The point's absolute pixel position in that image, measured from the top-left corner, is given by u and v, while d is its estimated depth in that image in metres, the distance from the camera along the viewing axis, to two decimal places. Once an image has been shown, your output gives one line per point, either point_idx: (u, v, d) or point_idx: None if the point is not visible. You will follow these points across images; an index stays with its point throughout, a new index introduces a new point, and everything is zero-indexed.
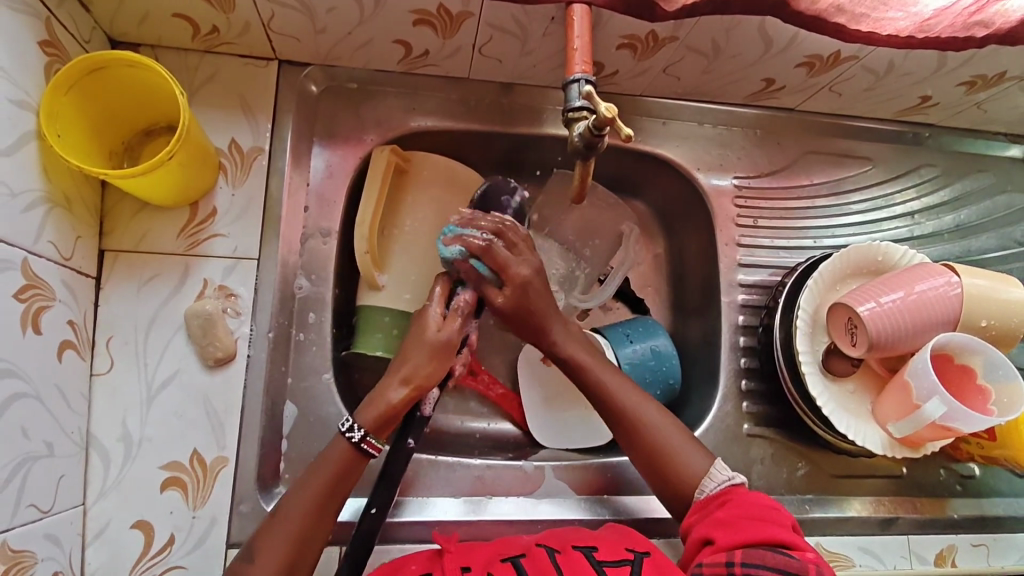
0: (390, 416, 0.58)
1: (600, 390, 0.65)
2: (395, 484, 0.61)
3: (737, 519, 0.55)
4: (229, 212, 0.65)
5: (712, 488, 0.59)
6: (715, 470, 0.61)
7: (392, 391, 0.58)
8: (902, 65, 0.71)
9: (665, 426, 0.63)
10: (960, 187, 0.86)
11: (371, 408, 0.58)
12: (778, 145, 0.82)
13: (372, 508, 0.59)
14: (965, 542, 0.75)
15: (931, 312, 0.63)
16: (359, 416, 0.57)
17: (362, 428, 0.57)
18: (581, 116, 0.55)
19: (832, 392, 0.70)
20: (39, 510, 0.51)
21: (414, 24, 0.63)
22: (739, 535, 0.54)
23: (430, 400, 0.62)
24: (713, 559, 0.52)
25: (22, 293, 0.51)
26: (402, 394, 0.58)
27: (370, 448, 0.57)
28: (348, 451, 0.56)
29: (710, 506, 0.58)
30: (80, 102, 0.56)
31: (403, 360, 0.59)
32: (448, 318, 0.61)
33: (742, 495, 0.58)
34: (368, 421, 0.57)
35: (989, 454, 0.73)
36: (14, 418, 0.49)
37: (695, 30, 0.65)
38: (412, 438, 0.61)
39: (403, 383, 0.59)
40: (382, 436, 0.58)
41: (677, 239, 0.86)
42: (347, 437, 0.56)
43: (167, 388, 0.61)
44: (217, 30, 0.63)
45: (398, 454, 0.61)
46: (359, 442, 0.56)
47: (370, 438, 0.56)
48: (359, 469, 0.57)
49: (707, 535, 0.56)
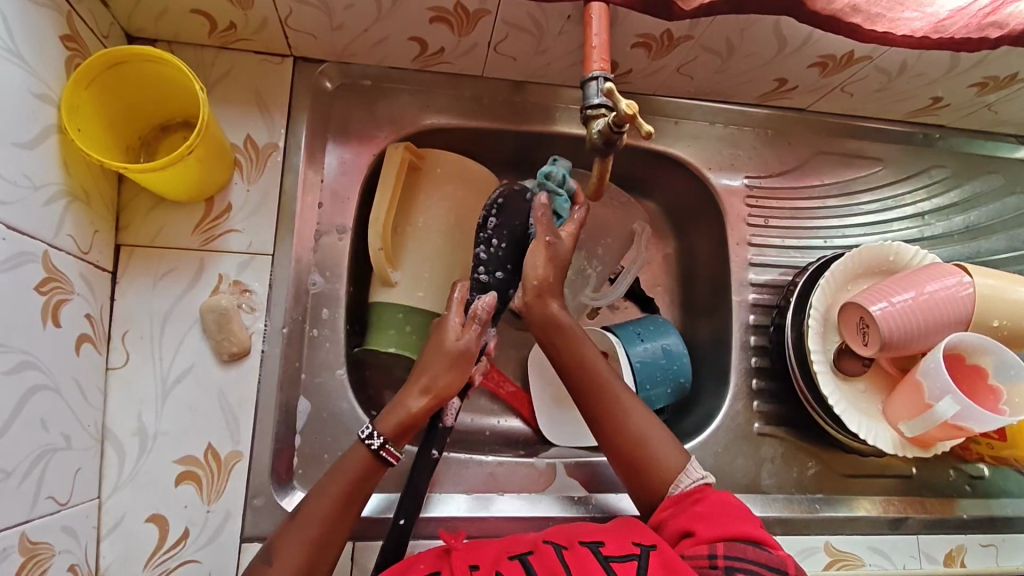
0: (411, 424, 0.59)
1: (591, 378, 0.65)
2: (420, 496, 0.61)
3: (716, 515, 0.55)
4: (244, 208, 0.65)
5: (687, 485, 0.59)
6: (689, 468, 0.60)
7: (412, 400, 0.60)
8: (915, 66, 0.71)
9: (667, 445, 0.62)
10: (970, 188, 0.87)
11: (391, 417, 0.59)
12: (789, 145, 0.83)
13: (400, 519, 0.60)
14: (975, 542, 0.75)
15: (944, 312, 0.64)
16: (378, 425, 0.58)
17: (381, 436, 0.57)
18: (600, 113, 0.56)
19: (843, 391, 0.70)
20: (57, 502, 0.52)
21: (430, 22, 0.64)
22: (718, 529, 0.53)
23: (451, 410, 0.63)
24: (693, 552, 0.52)
25: (42, 286, 0.51)
26: (422, 403, 0.60)
27: (388, 456, 0.57)
28: (368, 458, 0.57)
29: (684, 502, 0.58)
30: (98, 96, 0.56)
31: (422, 370, 0.61)
32: (467, 327, 0.63)
33: (717, 495, 0.57)
34: (389, 428, 0.58)
35: (999, 455, 0.73)
36: (33, 410, 0.49)
37: (710, 29, 0.65)
38: (435, 449, 0.63)
39: (422, 391, 0.60)
40: (400, 444, 0.59)
41: (688, 239, 0.86)
42: (366, 443, 0.57)
43: (183, 382, 0.61)
44: (234, 27, 0.64)
45: (422, 465, 0.62)
46: (379, 449, 0.57)
47: (389, 446, 0.57)
48: (377, 474, 0.58)
49: (685, 530, 0.55)
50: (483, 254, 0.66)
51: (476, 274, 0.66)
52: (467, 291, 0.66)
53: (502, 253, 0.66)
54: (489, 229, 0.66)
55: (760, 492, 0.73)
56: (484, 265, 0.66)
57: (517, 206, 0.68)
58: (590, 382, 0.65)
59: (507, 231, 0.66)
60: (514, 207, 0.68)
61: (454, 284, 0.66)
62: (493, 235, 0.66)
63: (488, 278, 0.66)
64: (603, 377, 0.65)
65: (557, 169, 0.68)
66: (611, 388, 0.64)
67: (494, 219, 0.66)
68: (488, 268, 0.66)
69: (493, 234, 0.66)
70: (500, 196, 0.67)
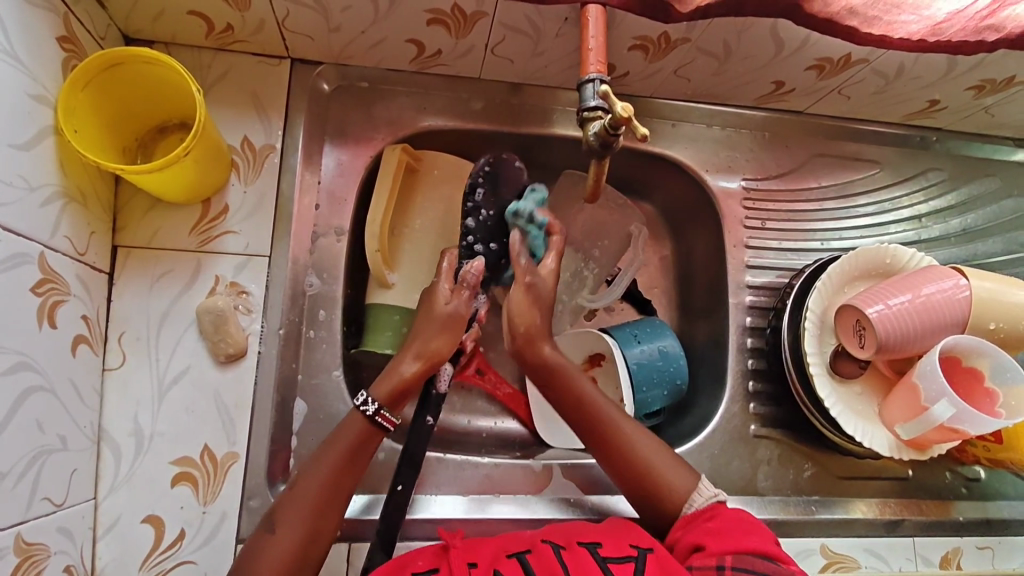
0: (405, 389, 0.60)
1: (585, 408, 0.65)
2: (418, 464, 0.60)
3: (730, 529, 0.55)
4: (241, 209, 0.65)
5: (700, 503, 0.59)
6: (702, 486, 0.60)
7: (405, 365, 0.61)
8: (912, 68, 0.71)
9: (670, 462, 0.62)
10: (967, 191, 0.87)
11: (384, 383, 0.59)
12: (786, 147, 0.83)
13: (399, 485, 0.59)
14: (970, 545, 0.75)
15: (939, 316, 0.64)
16: (372, 391, 0.59)
17: (375, 401, 0.58)
18: (596, 116, 0.56)
19: (840, 394, 0.70)
20: (53, 503, 0.52)
21: (428, 24, 0.64)
22: (728, 543, 0.54)
23: (444, 376, 0.63)
24: (702, 564, 0.53)
25: (38, 287, 0.51)
26: (414, 367, 0.60)
27: (383, 421, 0.58)
28: (363, 425, 0.57)
29: (696, 519, 0.58)
30: (96, 98, 0.56)
31: (414, 338, 0.62)
32: (457, 291, 0.64)
33: (730, 511, 0.58)
34: (383, 394, 0.59)
35: (995, 457, 0.73)
36: (29, 411, 0.49)
37: (708, 32, 0.65)
38: (430, 417, 0.61)
39: (416, 357, 0.61)
40: (395, 410, 0.59)
41: (684, 241, 0.87)
42: (360, 410, 0.58)
43: (179, 383, 0.61)
44: (232, 29, 0.64)
45: (418, 433, 0.61)
46: (374, 415, 0.57)
47: (384, 411, 0.58)
48: (370, 445, 0.58)
49: (695, 543, 0.55)
50: (471, 222, 0.65)
51: (463, 240, 0.66)
52: (455, 258, 0.66)
53: (490, 223, 0.66)
54: (475, 194, 0.65)
55: (757, 494, 0.73)
56: (471, 234, 0.65)
57: (504, 174, 0.67)
58: (590, 416, 0.64)
59: (495, 199, 0.66)
60: (500, 176, 0.67)
61: (443, 253, 0.67)
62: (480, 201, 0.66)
63: (478, 246, 0.66)
64: (602, 409, 0.64)
65: (524, 206, 0.66)
66: (612, 419, 0.64)
67: (482, 187, 0.65)
68: (476, 236, 0.66)
69: (481, 203, 0.65)
70: (485, 164, 0.67)
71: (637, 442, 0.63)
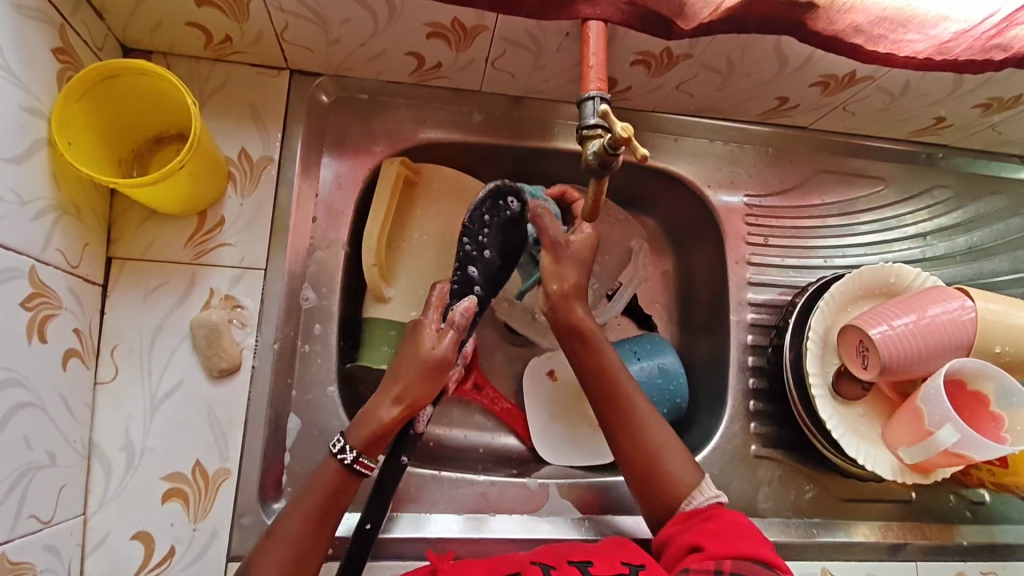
0: (381, 435, 0.57)
1: (618, 395, 0.63)
2: (386, 502, 0.59)
3: (728, 532, 0.55)
4: (236, 222, 0.64)
5: (700, 501, 0.58)
6: (704, 484, 0.59)
7: (384, 410, 0.58)
8: (918, 86, 0.70)
9: (686, 465, 0.61)
10: (973, 209, 0.86)
11: (363, 427, 0.57)
12: (789, 163, 0.82)
13: (366, 524, 0.58)
14: (975, 570, 0.74)
15: (945, 339, 0.62)
16: (350, 437, 0.57)
17: (353, 449, 0.56)
18: (596, 134, 0.55)
19: (842, 415, 0.69)
20: (39, 520, 0.51)
21: (427, 37, 0.63)
22: (725, 545, 0.53)
23: (423, 418, 0.60)
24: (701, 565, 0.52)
25: (28, 301, 0.50)
26: (393, 412, 0.57)
27: (362, 469, 0.56)
28: (339, 473, 0.55)
29: (693, 519, 0.57)
30: (89, 111, 0.56)
31: (394, 379, 0.58)
32: (443, 333, 0.60)
33: (728, 513, 0.57)
34: (360, 440, 0.56)
35: (1000, 481, 0.71)
36: (18, 428, 0.49)
37: (710, 48, 0.65)
38: (406, 455, 0.60)
39: (396, 401, 0.58)
40: (374, 455, 0.57)
41: (687, 256, 0.85)
42: (337, 458, 0.56)
43: (172, 398, 0.60)
44: (230, 39, 0.63)
45: (391, 472, 0.59)
46: (352, 463, 0.56)
47: (362, 459, 0.56)
48: (350, 491, 0.56)
49: (691, 543, 0.55)
50: (476, 265, 0.63)
51: (461, 280, 0.63)
52: (446, 293, 0.63)
53: (489, 258, 0.64)
54: (480, 238, 0.64)
55: (756, 515, 0.72)
56: (472, 279, 0.63)
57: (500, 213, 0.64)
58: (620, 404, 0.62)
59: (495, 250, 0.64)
60: (501, 232, 0.64)
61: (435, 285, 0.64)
62: (485, 244, 0.64)
63: (473, 287, 0.64)
64: (623, 386, 0.63)
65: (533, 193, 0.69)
66: (632, 398, 0.63)
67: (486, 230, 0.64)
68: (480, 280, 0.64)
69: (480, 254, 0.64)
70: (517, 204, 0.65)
71: (658, 443, 0.61)
